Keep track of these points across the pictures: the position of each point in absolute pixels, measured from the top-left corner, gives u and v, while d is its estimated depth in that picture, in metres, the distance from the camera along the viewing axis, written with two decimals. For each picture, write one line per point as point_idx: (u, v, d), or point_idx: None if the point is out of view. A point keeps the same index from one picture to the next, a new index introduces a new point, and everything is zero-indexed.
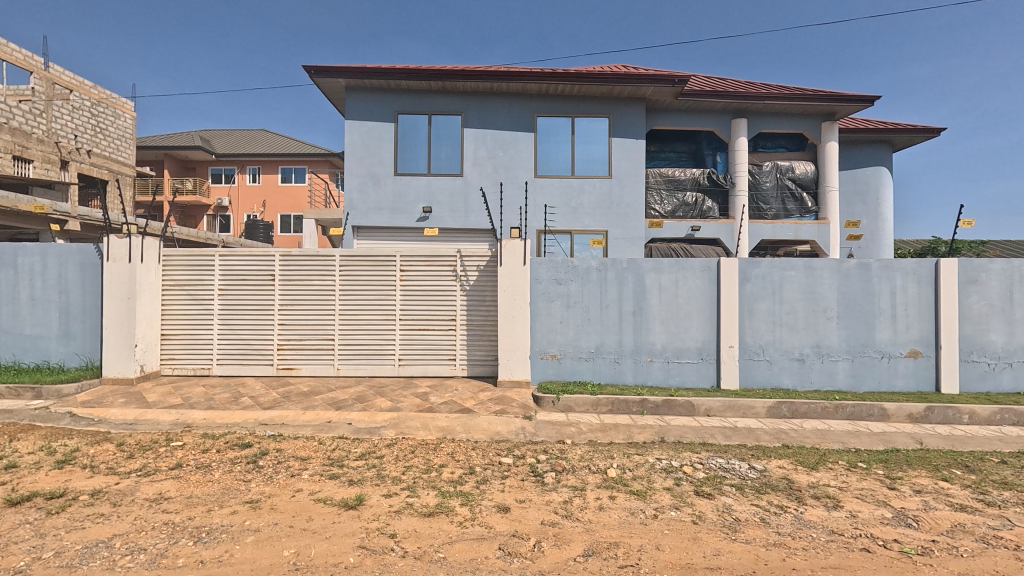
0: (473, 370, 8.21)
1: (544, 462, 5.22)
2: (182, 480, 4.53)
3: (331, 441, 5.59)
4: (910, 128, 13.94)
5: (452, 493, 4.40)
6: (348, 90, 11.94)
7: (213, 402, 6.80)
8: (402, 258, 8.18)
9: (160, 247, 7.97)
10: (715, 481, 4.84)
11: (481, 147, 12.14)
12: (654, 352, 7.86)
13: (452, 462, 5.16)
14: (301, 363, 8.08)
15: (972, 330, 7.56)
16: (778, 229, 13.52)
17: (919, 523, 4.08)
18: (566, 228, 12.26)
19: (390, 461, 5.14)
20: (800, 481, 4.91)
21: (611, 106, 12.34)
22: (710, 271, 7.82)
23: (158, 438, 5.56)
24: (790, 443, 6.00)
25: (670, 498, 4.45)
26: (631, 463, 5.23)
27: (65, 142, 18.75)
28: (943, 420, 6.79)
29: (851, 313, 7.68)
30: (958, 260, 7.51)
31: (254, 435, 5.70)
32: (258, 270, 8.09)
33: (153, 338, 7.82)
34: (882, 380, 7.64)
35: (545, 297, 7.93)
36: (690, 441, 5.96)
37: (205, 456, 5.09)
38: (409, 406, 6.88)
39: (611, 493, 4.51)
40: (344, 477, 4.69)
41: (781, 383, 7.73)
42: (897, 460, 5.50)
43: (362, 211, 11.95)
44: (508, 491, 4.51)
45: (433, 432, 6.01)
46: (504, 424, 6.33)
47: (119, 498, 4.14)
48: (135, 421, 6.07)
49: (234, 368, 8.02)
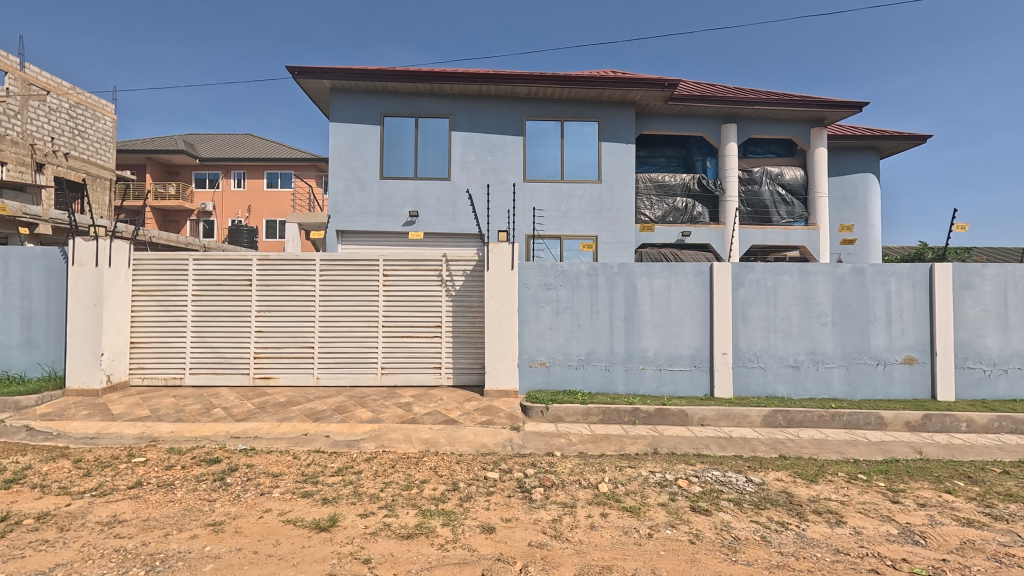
0: (459, 379, 7.92)
1: (532, 476, 4.94)
2: (140, 500, 4.19)
3: (306, 456, 5.27)
4: (897, 135, 14.00)
5: (433, 512, 4.11)
6: (333, 92, 11.67)
7: (182, 414, 6.43)
8: (385, 262, 7.90)
9: (130, 251, 7.60)
10: (711, 495, 4.60)
11: (469, 150, 11.91)
12: (646, 359, 7.63)
13: (434, 477, 4.86)
14: (278, 372, 7.74)
15: (967, 335, 7.44)
16: (768, 234, 13.37)
17: (927, 541, 3.86)
18: (555, 233, 12.06)
19: (368, 476, 4.83)
20: (800, 494, 4.68)
21: (600, 110, 12.20)
22: (703, 275, 7.63)
23: (119, 454, 5.19)
24: (787, 453, 5.79)
25: (664, 515, 4.19)
26: (624, 477, 4.98)
27: (40, 145, 18.19)
28: (941, 428, 6.63)
29: (846, 319, 7.52)
30: (952, 264, 7.41)
31: (223, 450, 5.36)
32: (234, 276, 7.75)
33: (122, 347, 7.44)
34: (877, 387, 7.48)
35: (534, 303, 7.68)
36: (684, 452, 5.73)
37: (168, 474, 4.74)
38: (391, 417, 6.57)
39: (603, 510, 4.24)
40: (318, 495, 4.37)
41: (775, 391, 7.53)
42: (897, 471, 5.31)
43: (346, 215, 11.65)
44: (493, 509, 4.22)
45: (415, 445, 5.71)
46: (491, 435, 6.05)
47: (67, 522, 3.79)
48: (97, 434, 5.70)
49: (208, 378, 7.66)
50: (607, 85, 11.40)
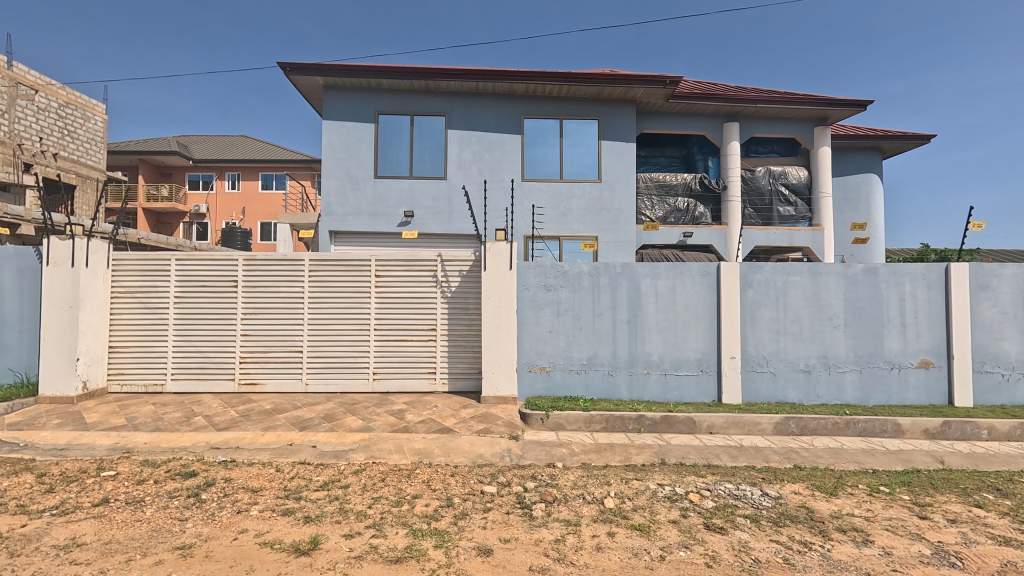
0: (454, 384, 7.58)
1: (532, 491, 4.59)
2: (104, 520, 3.83)
3: (290, 468, 4.91)
4: (901, 134, 13.74)
5: (425, 532, 3.76)
6: (326, 89, 11.35)
7: (161, 423, 6.06)
8: (377, 262, 7.57)
9: (109, 251, 7.25)
10: (726, 511, 4.26)
11: (466, 149, 11.60)
12: (650, 364, 7.30)
13: (427, 492, 4.51)
14: (265, 378, 7.38)
15: (984, 338, 7.13)
16: (772, 235, 13.12)
17: (965, 563, 3.54)
18: (555, 234, 11.74)
19: (356, 491, 4.47)
20: (821, 510, 4.35)
21: (600, 108, 11.91)
22: (709, 276, 7.31)
23: (88, 467, 4.82)
24: (802, 463, 5.47)
25: (677, 534, 3.86)
26: (630, 491, 4.63)
27: (28, 145, 17.80)
28: (961, 436, 6.31)
29: (859, 322, 7.21)
30: (968, 264, 7.11)
31: (200, 462, 5.00)
32: (219, 276, 7.40)
33: (99, 352, 7.06)
34: (892, 393, 7.16)
35: (534, 305, 7.34)
36: (693, 463, 5.39)
37: (138, 489, 4.37)
38: (383, 425, 6.21)
39: (610, 529, 3.90)
40: (299, 513, 4.01)
41: (786, 397, 7.21)
42: (921, 483, 5.00)
43: (340, 215, 11.31)
44: (491, 528, 3.88)
45: (407, 456, 5.36)
46: (488, 445, 5.70)
47: (20, 546, 3.43)
48: (67, 445, 5.33)
49: (190, 384, 7.29)
50: (607, 83, 11.11)
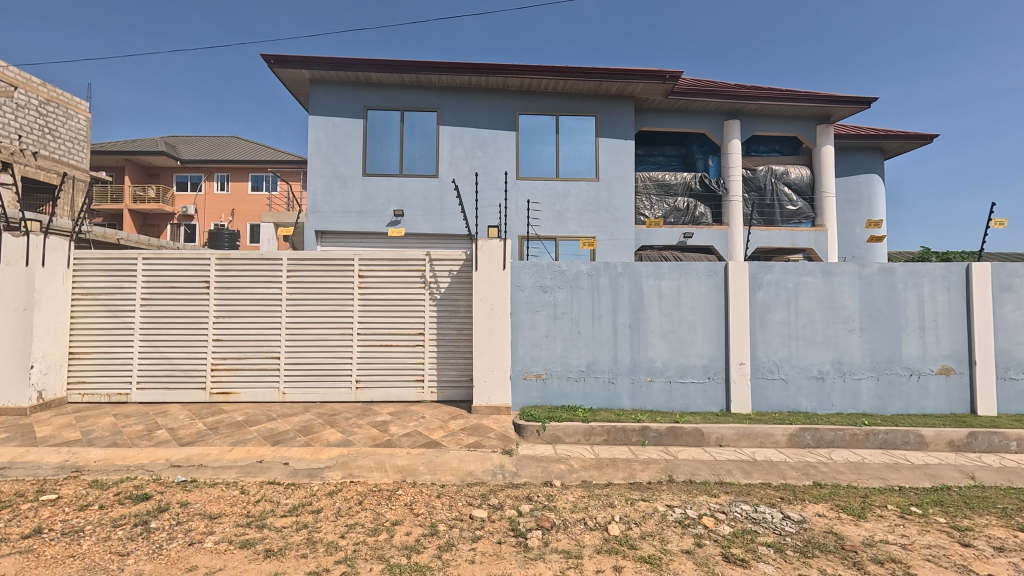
0: (444, 394, 7.09)
1: (527, 516, 4.08)
2: (30, 556, 3.29)
3: (256, 490, 4.39)
4: (904, 134, 13.40)
5: (403, 568, 3.25)
6: (312, 83, 10.85)
7: (119, 437, 5.52)
8: (361, 261, 7.07)
9: (69, 249, 6.71)
10: (745, 539, 3.78)
11: (458, 146, 11.13)
12: (654, 370, 6.83)
13: (409, 518, 3.99)
14: (239, 387, 6.87)
15: (1008, 343, 6.71)
16: (774, 235, 12.70)
17: None
18: (551, 234, 11.27)
19: (328, 518, 3.95)
20: (851, 536, 3.87)
21: (597, 104, 11.46)
22: (717, 276, 6.86)
23: (26, 490, 4.27)
24: (823, 480, 5.00)
25: (693, 568, 3.37)
26: (637, 515, 4.14)
27: (6, 142, 17.08)
28: (988, 448, 5.87)
29: (875, 325, 6.77)
30: (990, 263, 6.70)
31: (157, 483, 4.46)
32: (191, 277, 6.89)
33: (57, 359, 6.52)
34: (911, 401, 6.72)
35: (529, 307, 6.86)
36: (703, 480, 4.91)
37: (80, 517, 3.83)
38: (364, 439, 5.71)
39: (617, 563, 3.40)
40: (260, 546, 3.49)
41: (799, 406, 6.75)
42: (955, 502, 4.54)
43: (326, 215, 10.80)
44: (481, 563, 3.38)
45: (389, 473, 4.86)
46: (479, 461, 5.20)
47: None
48: (9, 463, 4.78)
49: (158, 394, 6.77)
50: (605, 76, 10.67)
